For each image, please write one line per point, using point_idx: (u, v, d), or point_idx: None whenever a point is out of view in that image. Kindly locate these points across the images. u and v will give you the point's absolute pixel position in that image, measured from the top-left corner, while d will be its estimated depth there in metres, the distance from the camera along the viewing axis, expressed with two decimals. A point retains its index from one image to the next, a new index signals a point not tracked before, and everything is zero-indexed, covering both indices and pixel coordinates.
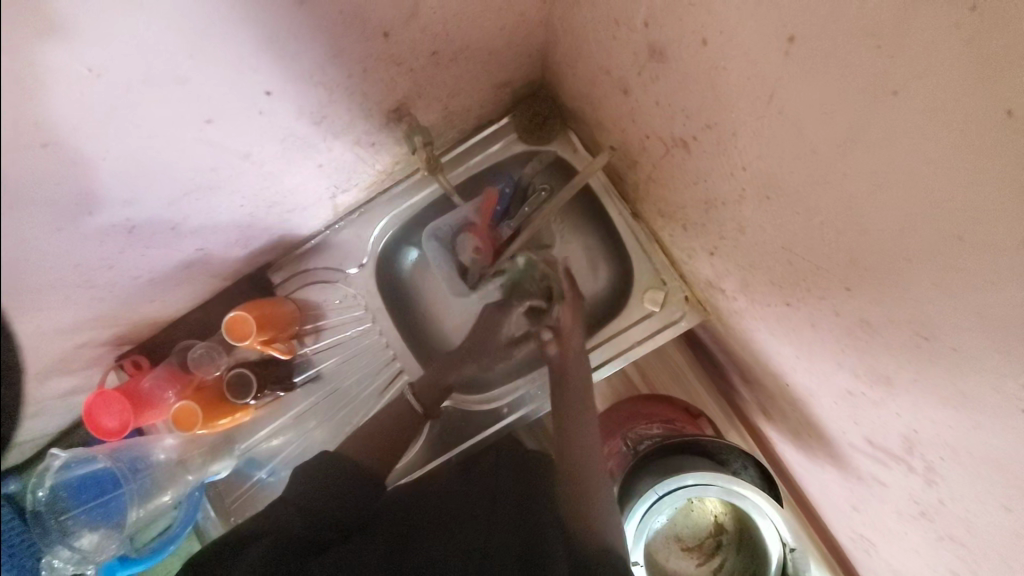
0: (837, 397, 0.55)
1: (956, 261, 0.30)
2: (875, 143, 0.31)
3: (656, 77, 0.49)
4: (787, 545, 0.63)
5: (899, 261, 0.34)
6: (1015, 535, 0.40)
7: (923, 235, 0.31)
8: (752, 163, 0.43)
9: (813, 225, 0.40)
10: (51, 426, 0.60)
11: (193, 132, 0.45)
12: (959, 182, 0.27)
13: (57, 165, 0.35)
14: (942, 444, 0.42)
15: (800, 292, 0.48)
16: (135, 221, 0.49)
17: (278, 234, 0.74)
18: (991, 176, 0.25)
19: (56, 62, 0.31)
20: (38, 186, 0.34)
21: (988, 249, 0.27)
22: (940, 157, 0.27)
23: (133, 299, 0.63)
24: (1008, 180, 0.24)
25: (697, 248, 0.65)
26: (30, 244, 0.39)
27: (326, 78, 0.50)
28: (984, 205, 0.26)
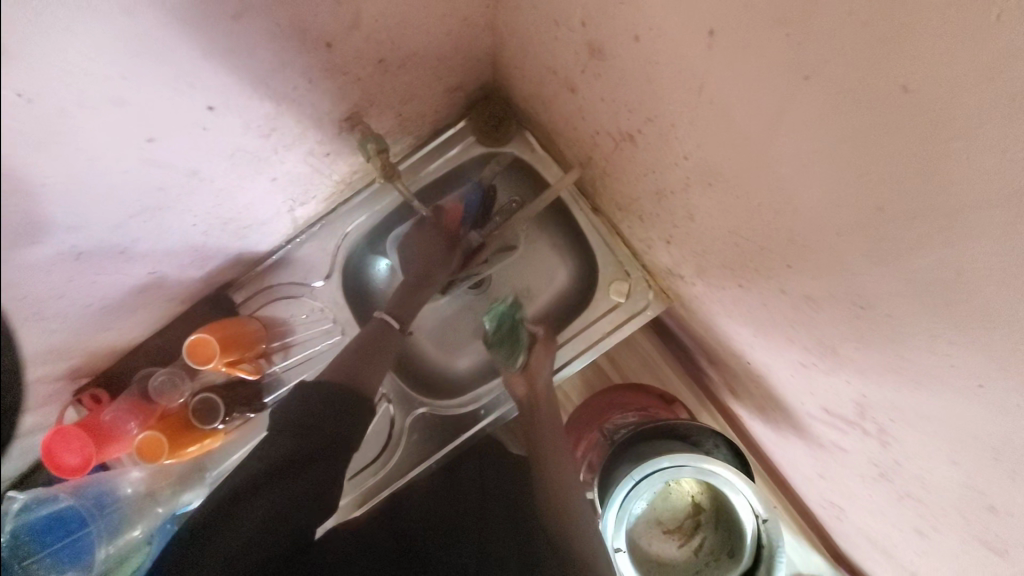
0: (793, 371, 0.57)
1: (881, 230, 0.32)
2: (797, 127, 0.32)
3: (598, 75, 0.50)
4: (760, 517, 0.64)
5: (830, 236, 0.36)
6: (962, 484, 0.43)
7: (848, 208, 0.33)
8: (692, 152, 0.45)
9: (753, 207, 0.42)
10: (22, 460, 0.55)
11: (136, 152, 0.44)
12: (874, 156, 0.29)
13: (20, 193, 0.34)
14: (890, 406, 0.45)
15: (750, 272, 0.50)
16: (82, 246, 0.48)
17: (236, 253, 0.73)
18: (901, 149, 0.27)
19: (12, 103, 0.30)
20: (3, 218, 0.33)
21: (906, 216, 0.30)
22: (855, 135, 0.29)
23: (87, 330, 0.61)
24: (916, 150, 0.27)
25: (654, 238, 0.67)
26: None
27: (271, 91, 0.50)
28: (898, 175, 0.28)
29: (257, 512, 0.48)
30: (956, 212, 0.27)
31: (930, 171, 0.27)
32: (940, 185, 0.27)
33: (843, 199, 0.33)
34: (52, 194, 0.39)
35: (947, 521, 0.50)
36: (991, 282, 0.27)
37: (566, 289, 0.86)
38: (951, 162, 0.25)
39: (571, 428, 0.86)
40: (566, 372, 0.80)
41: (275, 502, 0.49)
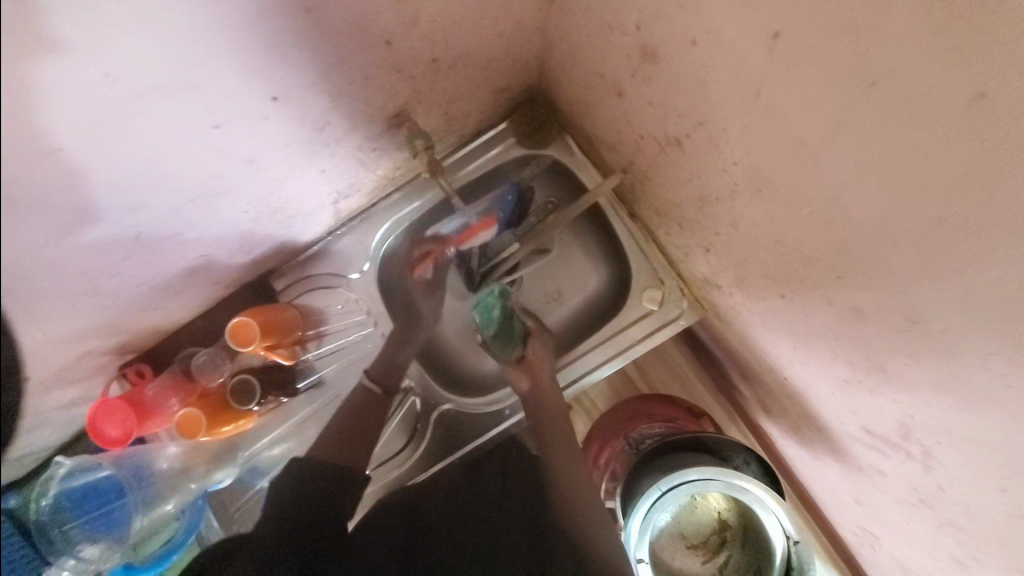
0: (834, 388, 0.56)
1: (941, 244, 0.31)
2: (858, 134, 0.32)
3: (649, 78, 0.51)
4: (791, 538, 0.62)
5: (883, 247, 0.35)
6: (1011, 516, 0.41)
7: (906, 219, 0.32)
8: (742, 158, 0.45)
9: (802, 216, 0.42)
10: (52, 435, 0.59)
11: (201, 137, 0.47)
12: (937, 165, 0.28)
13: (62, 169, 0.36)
14: (937, 428, 0.43)
15: (793, 283, 0.49)
16: (142, 228, 0.51)
17: (280, 242, 0.75)
18: (969, 157, 0.27)
19: (65, 75, 0.32)
20: (44, 189, 0.35)
21: (969, 228, 0.29)
22: (919, 143, 0.29)
23: (136, 307, 0.64)
24: (983, 161, 0.26)
25: (692, 246, 0.67)
26: (38, 253, 0.40)
27: (329, 85, 0.52)
28: (960, 187, 0.28)
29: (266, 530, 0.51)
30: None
31: (1000, 179, 0.26)
32: (1008, 198, 0.26)
33: (899, 209, 0.32)
34: (104, 177, 0.41)
35: (992, 555, 0.47)
36: None
37: (599, 294, 0.85)
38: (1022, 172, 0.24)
39: (595, 434, 0.85)
40: (596, 376, 0.80)
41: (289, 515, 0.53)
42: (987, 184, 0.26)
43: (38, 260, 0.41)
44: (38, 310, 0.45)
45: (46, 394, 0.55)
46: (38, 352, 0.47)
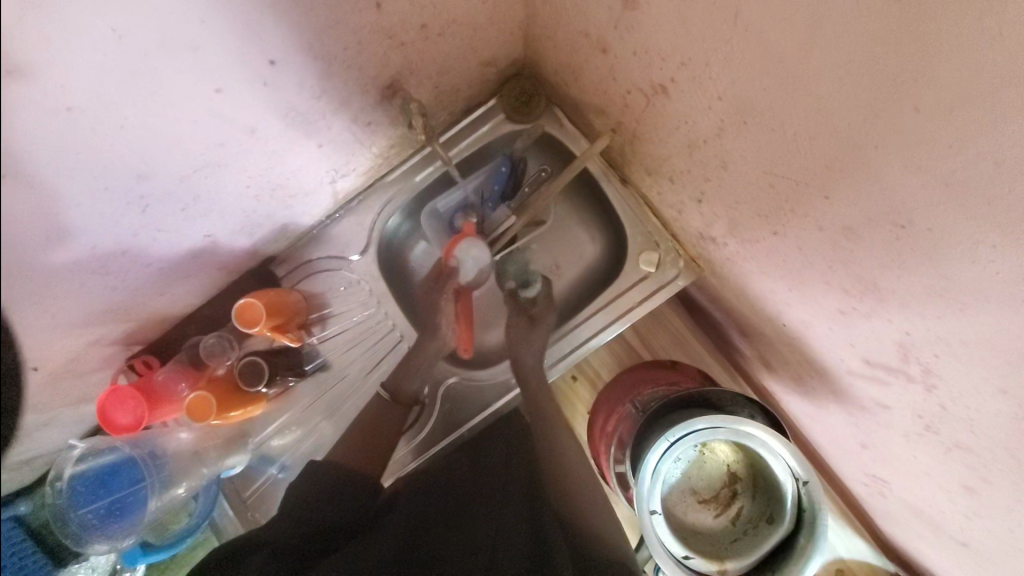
0: (832, 322, 0.57)
1: (922, 134, 0.33)
2: (832, 38, 0.34)
3: (630, 27, 0.54)
4: (800, 478, 0.63)
5: (865, 150, 0.38)
6: (1015, 419, 0.42)
7: (887, 114, 0.34)
8: (725, 90, 0.47)
9: (788, 138, 0.44)
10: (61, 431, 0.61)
11: (204, 102, 0.48)
12: (907, 52, 0.31)
13: (42, 149, 0.37)
14: (935, 340, 0.45)
15: (784, 215, 0.52)
16: (148, 200, 0.53)
17: (281, 223, 0.77)
18: (935, 35, 0.29)
19: (49, 54, 0.34)
20: (32, 163, 0.36)
21: (940, 110, 0.31)
22: (890, 33, 0.31)
23: (143, 292, 0.64)
24: (950, 34, 0.28)
25: (684, 200, 0.70)
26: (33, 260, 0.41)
27: (323, 51, 0.54)
28: (927, 66, 0.30)
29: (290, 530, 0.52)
30: (1000, 94, 0.28)
31: (975, 41, 0.28)
32: (977, 67, 0.28)
33: (879, 107, 0.35)
34: (94, 155, 0.43)
35: (1000, 471, 0.48)
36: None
37: (595, 262, 0.88)
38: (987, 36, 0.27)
39: (599, 405, 0.85)
40: (594, 343, 0.81)
41: (309, 519, 0.53)
42: (959, 58, 0.29)
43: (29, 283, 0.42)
44: (55, 281, 0.47)
45: (56, 390, 0.57)
46: (46, 329, 0.48)
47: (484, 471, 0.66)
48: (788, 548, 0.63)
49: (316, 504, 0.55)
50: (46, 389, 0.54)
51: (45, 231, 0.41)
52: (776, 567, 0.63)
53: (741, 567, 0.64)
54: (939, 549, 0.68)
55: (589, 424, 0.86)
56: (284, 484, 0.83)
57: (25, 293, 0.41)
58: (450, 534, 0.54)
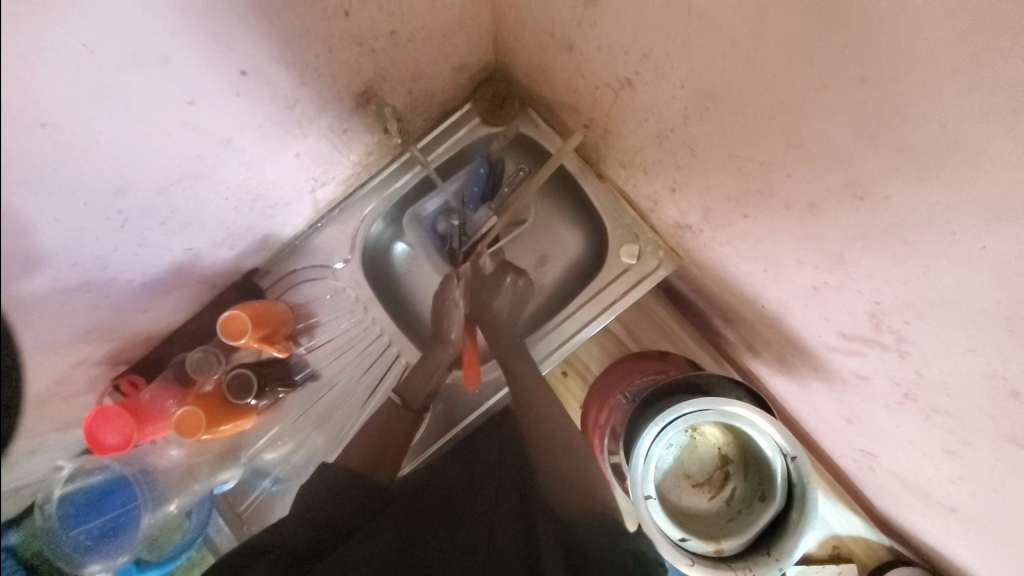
0: (807, 299, 0.59)
1: (868, 101, 0.36)
2: (782, 14, 0.37)
3: (594, 24, 0.57)
4: (788, 454, 0.64)
5: (819, 125, 0.42)
6: (985, 376, 0.44)
7: (837, 87, 0.38)
8: (687, 78, 0.51)
9: (748, 119, 0.48)
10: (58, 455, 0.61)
11: (178, 114, 0.49)
12: (845, 26, 0.34)
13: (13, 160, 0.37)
14: (904, 306, 0.47)
15: (753, 197, 0.56)
16: (126, 213, 0.53)
17: (263, 235, 0.78)
18: (863, 10, 0.32)
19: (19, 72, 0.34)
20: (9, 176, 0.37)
21: (883, 82, 0.34)
22: (827, 11, 0.34)
23: (128, 307, 0.64)
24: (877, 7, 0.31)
25: (659, 189, 0.73)
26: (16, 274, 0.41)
27: (296, 59, 0.55)
28: (861, 39, 0.33)
29: (292, 536, 0.52)
30: (923, 63, 0.31)
31: (903, 11, 0.30)
32: (903, 38, 0.31)
33: (826, 79, 0.38)
34: (69, 167, 0.43)
35: (977, 430, 0.50)
36: (966, 125, 0.31)
37: (579, 258, 0.89)
38: (907, 7, 0.30)
39: (592, 399, 0.86)
40: (582, 337, 0.82)
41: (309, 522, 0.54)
42: (894, 30, 0.32)
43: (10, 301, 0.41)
44: (37, 302, 0.46)
45: (41, 415, 0.55)
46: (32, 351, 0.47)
47: (480, 469, 0.67)
48: (782, 523, 0.64)
49: (317, 510, 0.55)
50: (34, 411, 0.53)
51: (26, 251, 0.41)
52: (770, 544, 0.64)
53: (736, 546, 0.65)
54: (930, 518, 0.69)
55: (583, 418, 0.86)
56: (279, 497, 0.82)
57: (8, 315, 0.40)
58: (449, 530, 0.54)
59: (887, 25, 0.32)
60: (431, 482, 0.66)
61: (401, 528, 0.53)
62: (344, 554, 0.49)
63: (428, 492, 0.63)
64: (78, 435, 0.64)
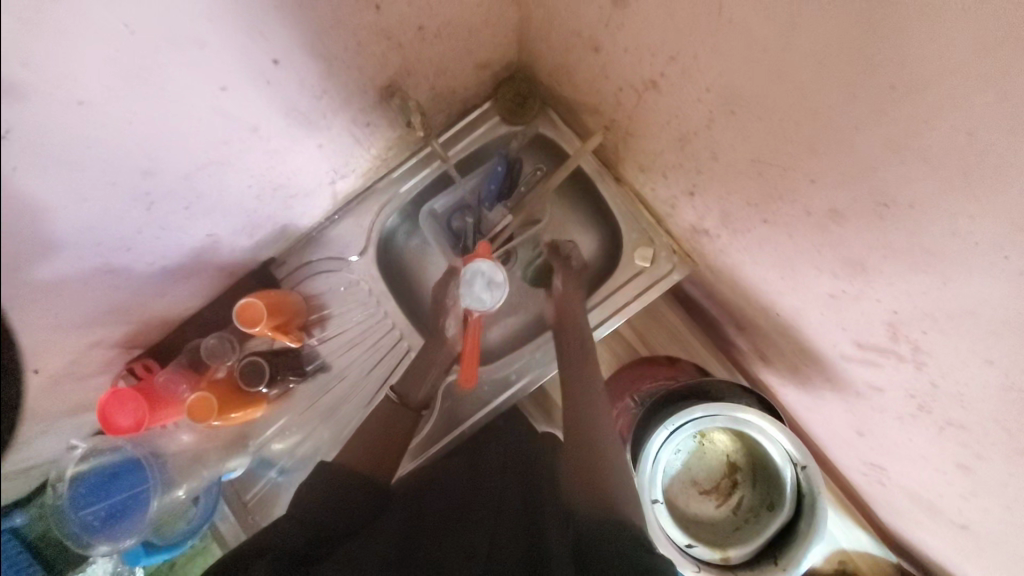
0: (823, 306, 0.59)
1: (895, 109, 0.37)
2: (810, 20, 0.38)
3: (621, 25, 0.58)
4: (798, 463, 0.63)
5: (847, 131, 0.42)
6: (1003, 389, 0.43)
7: (864, 94, 0.38)
8: (713, 81, 0.51)
9: (772, 124, 0.49)
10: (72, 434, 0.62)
11: (209, 100, 0.50)
12: (875, 33, 0.34)
13: (36, 131, 0.38)
14: (921, 316, 0.47)
15: (774, 203, 0.56)
16: (153, 196, 0.54)
17: (281, 224, 0.78)
18: (899, 18, 0.32)
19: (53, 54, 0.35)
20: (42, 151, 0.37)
21: (914, 87, 0.34)
22: (859, 15, 0.35)
23: (148, 291, 0.65)
24: (911, 15, 0.32)
25: (677, 193, 0.73)
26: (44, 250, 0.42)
27: (326, 50, 0.56)
28: (895, 45, 0.34)
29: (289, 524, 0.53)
30: (951, 73, 0.32)
31: (933, 19, 0.31)
32: (933, 45, 0.32)
33: (855, 85, 0.38)
34: (98, 149, 0.44)
35: (993, 445, 0.49)
36: (994, 135, 0.32)
37: (592, 259, 0.90)
38: (940, 14, 0.30)
39: None
40: (593, 338, 0.82)
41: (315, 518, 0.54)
42: (922, 38, 0.32)
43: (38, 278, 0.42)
44: (53, 287, 0.48)
45: (58, 397, 0.56)
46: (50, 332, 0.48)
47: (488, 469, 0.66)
48: (790, 533, 0.64)
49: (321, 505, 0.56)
50: (53, 389, 0.54)
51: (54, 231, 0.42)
52: (778, 554, 0.64)
53: (744, 555, 0.65)
54: (939, 535, 0.68)
55: None
56: (286, 488, 0.83)
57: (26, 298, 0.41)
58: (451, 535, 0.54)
59: (916, 35, 0.32)
60: (433, 485, 0.66)
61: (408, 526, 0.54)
62: (344, 554, 0.50)
63: (426, 498, 0.62)
64: (93, 416, 0.64)
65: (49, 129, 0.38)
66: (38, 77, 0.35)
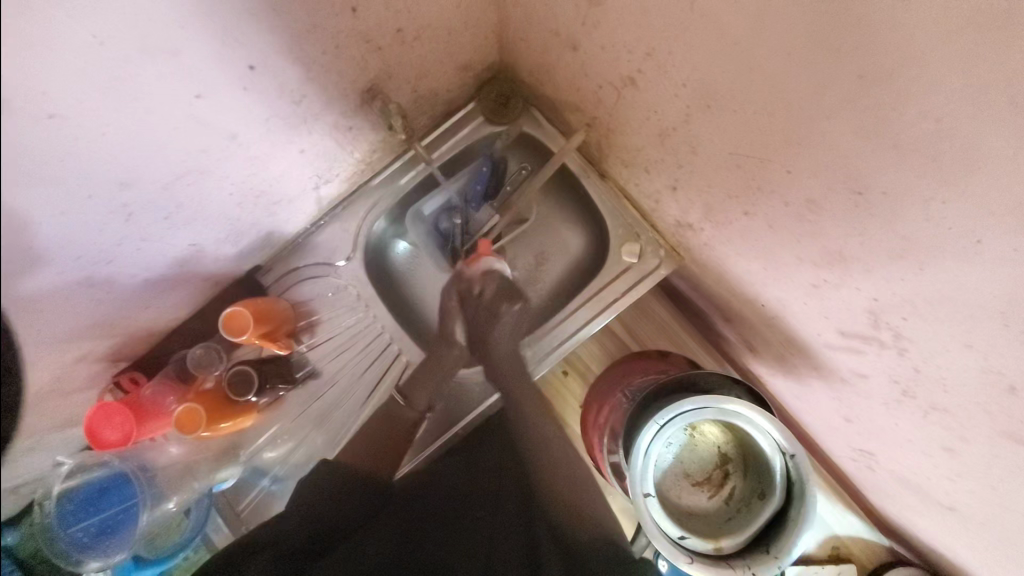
0: (807, 296, 0.60)
1: (866, 100, 0.37)
2: (780, 13, 0.39)
3: (598, 23, 0.58)
4: (787, 452, 0.64)
5: (820, 122, 0.42)
6: (983, 371, 0.44)
7: (835, 85, 0.39)
8: (690, 77, 0.52)
9: (748, 117, 0.49)
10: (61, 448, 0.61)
11: (185, 109, 0.50)
12: (842, 25, 0.35)
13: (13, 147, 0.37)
14: (901, 302, 0.47)
15: (755, 195, 0.56)
16: (132, 208, 0.53)
17: (266, 231, 0.78)
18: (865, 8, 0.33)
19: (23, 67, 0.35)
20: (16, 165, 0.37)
21: (883, 77, 0.35)
22: (827, 7, 0.35)
23: (131, 303, 0.64)
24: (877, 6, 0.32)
25: (660, 189, 0.74)
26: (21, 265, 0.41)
27: (304, 55, 0.56)
28: (864, 36, 0.34)
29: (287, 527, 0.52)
30: (917, 62, 0.32)
31: (897, 9, 0.31)
32: (899, 35, 0.32)
33: (826, 77, 0.39)
34: (73, 162, 0.43)
35: (976, 426, 0.50)
36: (962, 121, 0.32)
37: (580, 256, 0.90)
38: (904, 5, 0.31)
39: (591, 400, 0.85)
40: (584, 334, 0.82)
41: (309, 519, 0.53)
42: (888, 28, 0.33)
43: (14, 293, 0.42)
44: (38, 302, 0.47)
45: (42, 412, 0.55)
46: (31, 347, 0.47)
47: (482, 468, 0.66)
48: (781, 521, 0.64)
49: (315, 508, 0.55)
50: (36, 405, 0.53)
51: (30, 245, 0.41)
52: (769, 542, 0.64)
53: (736, 544, 0.65)
54: (929, 518, 0.69)
55: (583, 417, 0.86)
56: (278, 496, 0.81)
57: (9, 314, 0.40)
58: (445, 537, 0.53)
59: (882, 26, 0.33)
60: (426, 486, 0.65)
61: (401, 529, 0.54)
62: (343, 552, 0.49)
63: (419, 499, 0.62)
64: (79, 431, 0.64)
65: (23, 143, 0.38)
66: (13, 90, 0.35)
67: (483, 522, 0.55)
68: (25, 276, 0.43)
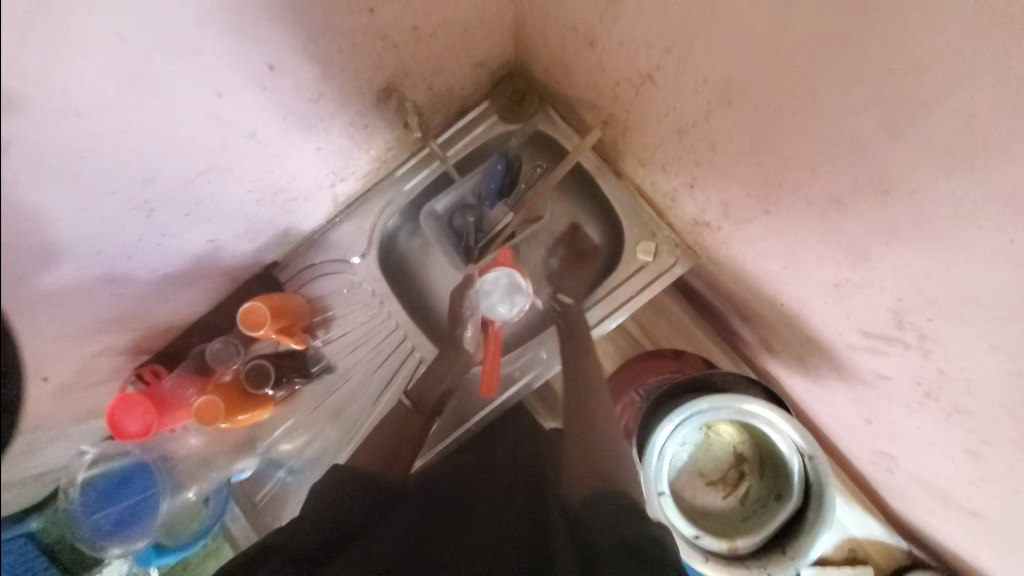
0: (827, 296, 0.59)
1: (890, 95, 0.36)
2: (804, 11, 0.38)
3: (615, 19, 0.57)
4: (805, 453, 0.64)
5: (844, 119, 0.42)
6: (1011, 374, 0.43)
7: (862, 81, 0.38)
8: (710, 73, 0.51)
9: (769, 114, 0.48)
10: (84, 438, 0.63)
11: (207, 106, 0.51)
12: (868, 19, 0.34)
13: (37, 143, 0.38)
14: (927, 303, 0.46)
15: (775, 193, 0.55)
16: (153, 203, 0.54)
17: (283, 228, 0.79)
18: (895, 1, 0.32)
19: (50, 64, 0.35)
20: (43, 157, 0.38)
21: (912, 73, 0.34)
22: (853, 1, 0.34)
23: (151, 298, 0.65)
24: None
25: (677, 186, 0.73)
26: (48, 259, 0.43)
27: (321, 53, 0.56)
28: (892, 32, 0.33)
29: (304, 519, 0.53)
30: (946, 58, 0.32)
31: (927, 3, 0.31)
32: (927, 29, 0.32)
33: (852, 73, 0.38)
34: (95, 160, 0.44)
35: (1001, 431, 0.49)
36: (994, 118, 0.31)
37: (594, 254, 0.89)
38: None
39: None
40: (597, 333, 0.82)
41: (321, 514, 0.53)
42: (918, 23, 0.32)
43: (40, 289, 0.43)
44: (59, 294, 0.48)
45: (65, 403, 0.56)
46: (56, 340, 0.48)
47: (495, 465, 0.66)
48: (798, 523, 0.64)
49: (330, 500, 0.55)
50: (60, 397, 0.54)
51: (55, 243, 0.43)
52: (785, 543, 0.64)
53: (752, 545, 0.65)
54: (950, 522, 0.68)
55: None
56: (295, 489, 0.83)
57: (31, 305, 0.41)
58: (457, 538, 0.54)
59: (914, 20, 0.32)
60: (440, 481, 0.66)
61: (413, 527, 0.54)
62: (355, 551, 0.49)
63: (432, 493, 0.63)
64: (103, 421, 0.65)
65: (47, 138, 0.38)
66: (39, 89, 0.36)
67: (490, 513, 0.55)
68: (52, 271, 0.44)
